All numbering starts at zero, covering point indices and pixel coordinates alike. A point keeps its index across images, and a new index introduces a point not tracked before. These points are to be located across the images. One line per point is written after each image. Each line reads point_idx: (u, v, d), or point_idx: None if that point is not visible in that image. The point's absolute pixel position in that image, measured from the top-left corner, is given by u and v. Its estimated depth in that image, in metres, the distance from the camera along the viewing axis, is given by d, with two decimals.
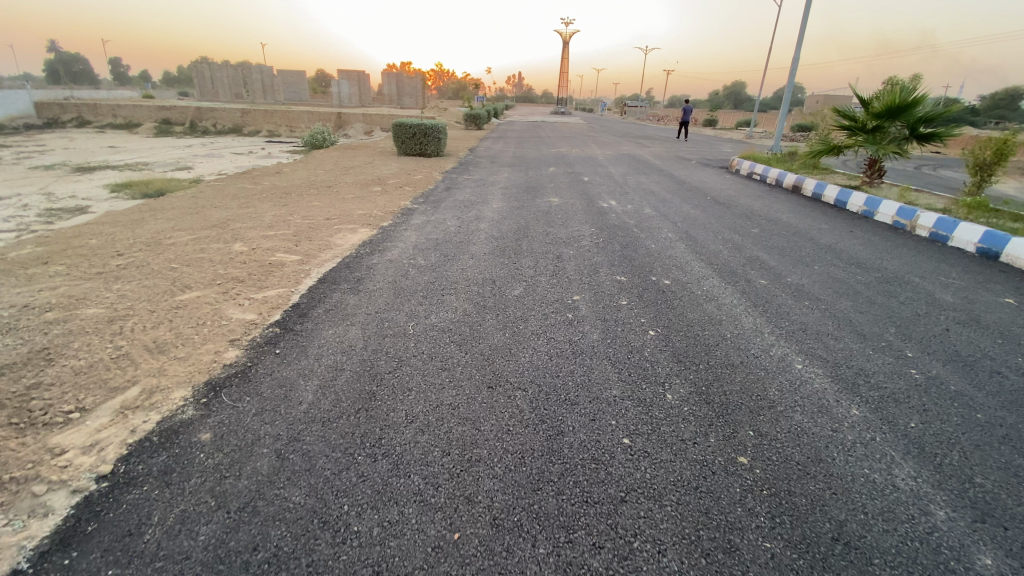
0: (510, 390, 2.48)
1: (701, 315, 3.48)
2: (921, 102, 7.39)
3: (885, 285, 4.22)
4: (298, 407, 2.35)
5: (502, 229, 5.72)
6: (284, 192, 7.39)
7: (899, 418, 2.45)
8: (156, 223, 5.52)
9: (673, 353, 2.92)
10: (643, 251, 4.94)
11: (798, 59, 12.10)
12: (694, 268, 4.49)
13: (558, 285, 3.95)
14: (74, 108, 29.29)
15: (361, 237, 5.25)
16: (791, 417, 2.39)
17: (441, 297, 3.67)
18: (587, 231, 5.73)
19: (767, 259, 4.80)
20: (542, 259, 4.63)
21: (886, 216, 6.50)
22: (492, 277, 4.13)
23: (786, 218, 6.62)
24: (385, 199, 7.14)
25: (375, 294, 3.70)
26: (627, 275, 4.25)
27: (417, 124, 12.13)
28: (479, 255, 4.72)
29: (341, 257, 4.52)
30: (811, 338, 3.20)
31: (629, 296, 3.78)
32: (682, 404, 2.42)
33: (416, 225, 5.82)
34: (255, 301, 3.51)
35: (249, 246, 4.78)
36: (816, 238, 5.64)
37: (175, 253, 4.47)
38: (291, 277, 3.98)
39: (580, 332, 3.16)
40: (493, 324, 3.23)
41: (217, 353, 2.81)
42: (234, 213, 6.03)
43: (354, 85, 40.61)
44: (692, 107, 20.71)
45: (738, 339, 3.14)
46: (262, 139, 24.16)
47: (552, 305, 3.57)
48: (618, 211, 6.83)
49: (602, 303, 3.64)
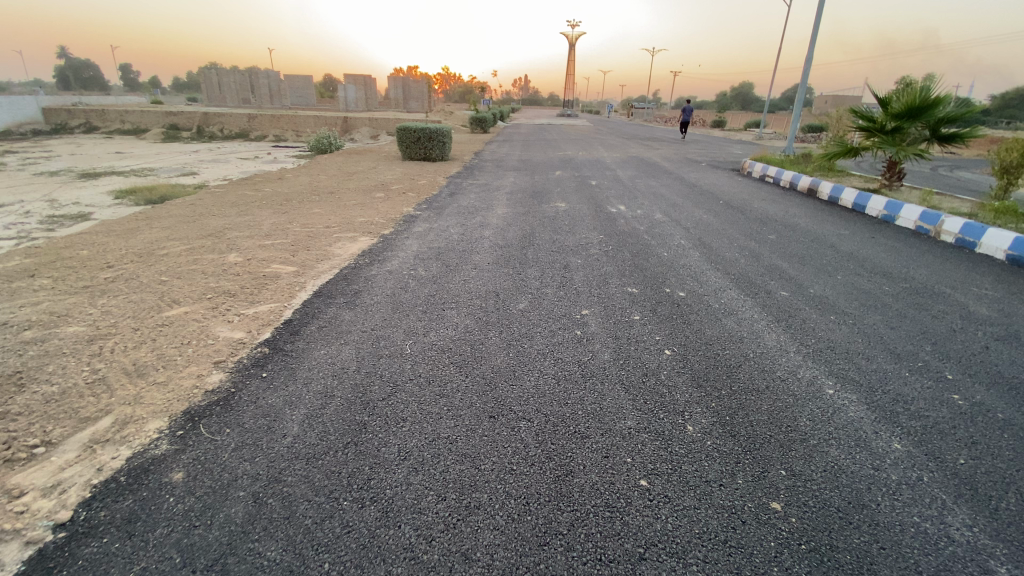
0: (514, 421, 2.26)
1: (719, 331, 3.25)
2: (942, 102, 7.08)
3: (914, 297, 3.94)
4: (281, 442, 2.14)
5: (508, 236, 5.52)
6: (285, 198, 7.25)
7: (946, 453, 2.19)
8: (151, 232, 5.37)
9: (691, 377, 2.69)
10: (655, 260, 4.71)
11: (811, 57, 11.78)
12: (710, 278, 4.25)
13: (566, 298, 3.73)
14: (82, 114, 29.51)
15: (361, 246, 5.06)
16: (826, 453, 2.15)
17: (441, 312, 3.46)
18: (595, 238, 5.51)
19: (786, 268, 4.55)
20: (549, 269, 4.41)
21: (909, 220, 6.21)
22: (496, 289, 3.92)
23: (803, 223, 6.35)
24: (387, 206, 6.97)
25: (372, 309, 3.50)
26: (639, 286, 4.03)
27: (422, 128, 11.98)
28: (483, 265, 4.52)
29: (339, 268, 4.34)
30: (840, 359, 2.94)
31: (640, 310, 3.56)
32: (704, 438, 2.19)
33: (418, 232, 5.62)
34: (244, 318, 3.33)
35: (244, 257, 4.61)
36: (836, 245, 5.38)
37: (167, 265, 4.31)
38: (285, 291, 3.80)
39: (590, 351, 2.94)
40: (496, 343, 3.01)
41: (200, 378, 2.64)
42: (231, 221, 5.87)
43: (360, 90, 40.72)
44: (694, 108, 20.52)
45: (762, 360, 2.90)
46: (268, 144, 24.19)
47: (560, 320, 3.35)
48: (627, 216, 6.60)
49: (613, 318, 3.41)
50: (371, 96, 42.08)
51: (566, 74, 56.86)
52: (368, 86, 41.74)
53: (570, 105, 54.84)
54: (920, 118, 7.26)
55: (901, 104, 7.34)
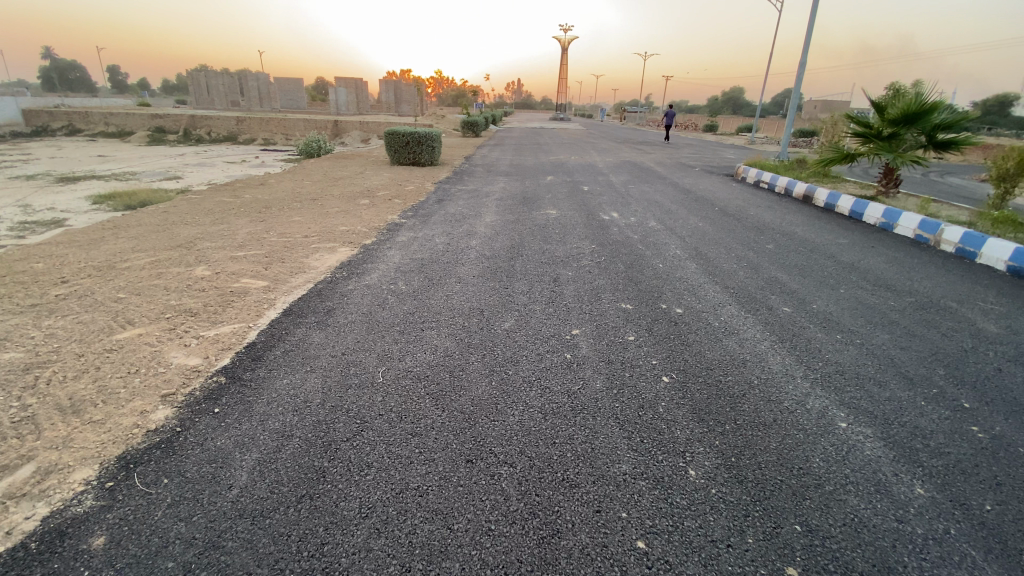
0: (494, 467, 2.00)
1: (719, 354, 3.01)
2: (939, 108, 6.92)
3: (922, 313, 3.72)
4: (226, 495, 1.88)
5: (496, 246, 5.26)
6: (265, 205, 6.96)
7: (972, 498, 1.92)
8: (116, 243, 5.07)
9: (692, 410, 2.44)
10: (649, 272, 4.48)
11: (805, 61, 11.64)
12: (706, 292, 4.02)
13: (554, 316, 3.47)
14: (66, 116, 28.99)
15: (339, 258, 4.78)
16: (844, 502, 1.90)
17: (420, 332, 3.19)
18: (587, 247, 5.27)
19: (787, 281, 4.33)
20: (537, 283, 4.17)
21: (908, 229, 6.02)
22: (480, 305, 3.65)
23: (801, 232, 6.15)
24: (371, 213, 6.71)
25: (345, 329, 3.23)
26: (632, 302, 3.79)
27: (410, 132, 11.72)
28: (467, 278, 4.25)
29: (313, 282, 4.06)
30: (851, 385, 2.71)
31: (634, 330, 3.31)
32: (709, 486, 1.94)
33: (402, 242, 5.36)
34: (203, 342, 3.06)
35: (212, 270, 4.33)
36: (836, 255, 5.17)
37: (127, 280, 4.02)
38: (251, 309, 3.52)
39: (581, 378, 2.68)
40: (477, 370, 2.74)
41: (143, 416, 2.37)
42: (204, 230, 5.58)
43: (351, 93, 40.46)
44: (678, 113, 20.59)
45: (767, 388, 2.66)
46: (257, 147, 23.86)
47: (548, 341, 3.09)
48: (620, 224, 6.37)
49: (605, 339, 3.16)
50: (362, 99, 41.77)
51: (558, 78, 56.90)
52: (359, 89, 41.46)
53: (562, 109, 54.84)
54: (916, 124, 7.10)
55: (897, 109, 7.18)
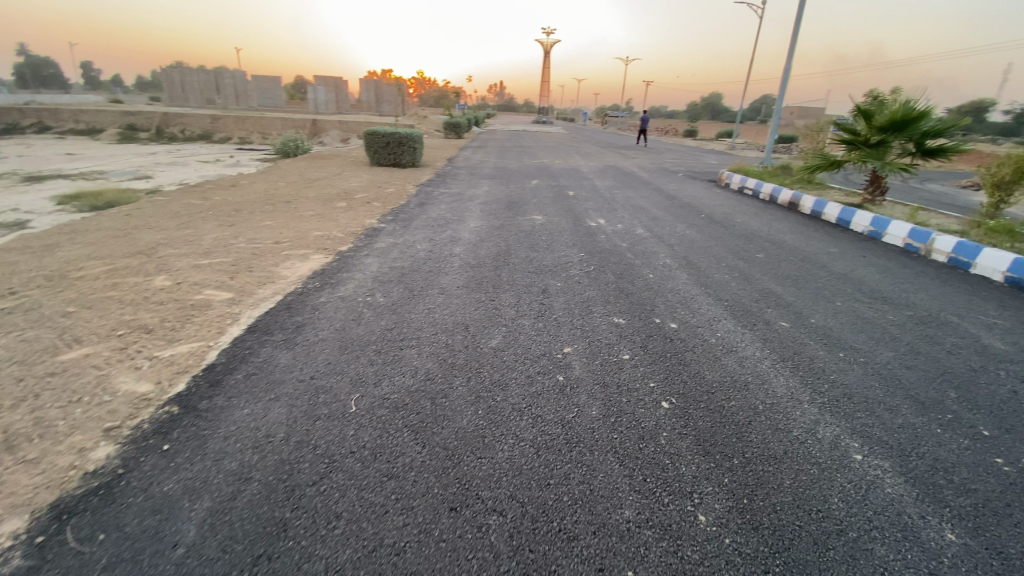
0: (481, 516, 1.76)
1: (719, 375, 2.82)
2: (927, 116, 6.92)
3: (922, 328, 3.61)
4: (170, 555, 1.61)
5: (480, 253, 5.02)
6: (236, 208, 6.60)
7: (1008, 545, 1.75)
8: (70, 249, 4.69)
9: (696, 441, 2.23)
10: (640, 283, 4.30)
11: (790, 66, 11.63)
12: (701, 304, 3.85)
13: (544, 332, 3.25)
14: (32, 112, 27.86)
15: (313, 266, 4.49)
16: (871, 552, 1.71)
17: (398, 352, 2.94)
18: (575, 256, 5.08)
19: (782, 292, 4.19)
20: (525, 294, 3.95)
21: (897, 238, 5.98)
22: (464, 320, 3.41)
23: (790, 240, 6.06)
24: (349, 217, 6.41)
25: (316, 349, 2.96)
26: (625, 315, 3.58)
27: (391, 132, 11.41)
28: (450, 289, 4.00)
29: (283, 294, 3.77)
30: (861, 412, 2.56)
31: (629, 347, 3.10)
32: (722, 534, 1.74)
33: (381, 249, 5.08)
34: (156, 364, 2.74)
35: (173, 280, 4.00)
36: (828, 265, 5.07)
37: (79, 291, 3.67)
38: (212, 325, 3.22)
39: (574, 404, 2.45)
40: (462, 396, 2.49)
41: (82, 453, 2.07)
42: (168, 235, 5.22)
43: (331, 92, 39.76)
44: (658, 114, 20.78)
45: (774, 415, 2.47)
46: (233, 146, 23.18)
47: (539, 361, 2.86)
48: (608, 231, 6.20)
49: (598, 357, 2.94)
50: (341, 98, 41.09)
51: (541, 80, 56.84)
52: (339, 88, 40.76)
53: (545, 112, 54.83)
54: (904, 132, 7.09)
55: (884, 116, 7.16)
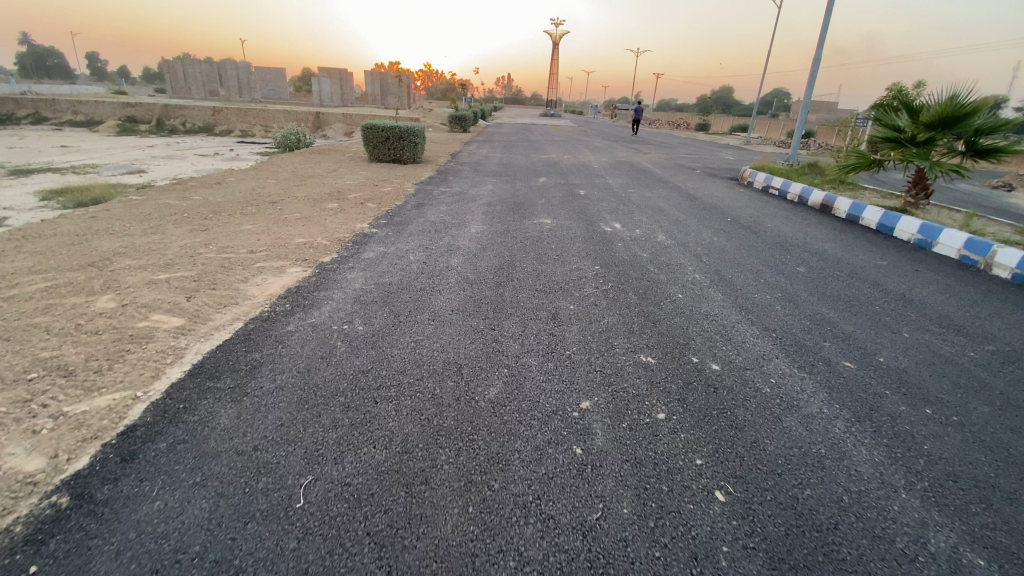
0: None
1: (781, 446, 2.17)
2: (982, 110, 6.20)
3: (1015, 369, 2.95)
4: None
5: (480, 266, 4.40)
6: (214, 210, 6.01)
7: None
8: (15, 260, 4.14)
9: (769, 562, 1.60)
10: (667, 305, 3.65)
11: (820, 57, 10.85)
12: (743, 335, 3.21)
13: (557, 377, 2.60)
14: (33, 104, 27.53)
15: (286, 281, 3.89)
16: None
17: (372, 407, 2.31)
18: (589, 269, 4.45)
19: (837, 319, 3.53)
20: (530, 320, 3.32)
21: (951, 249, 5.27)
22: (457, 358, 2.76)
23: (830, 249, 5.39)
24: (338, 221, 5.81)
25: (268, 403, 2.34)
26: (653, 352, 2.94)
27: (391, 126, 10.81)
28: (443, 314, 3.37)
29: (244, 321, 3.17)
30: (975, 505, 1.92)
31: (663, 402, 2.44)
32: None
33: (368, 260, 4.46)
34: (59, 428, 2.17)
35: (119, 300, 3.42)
36: (879, 282, 4.41)
37: (3, 317, 3.12)
38: (147, 366, 2.64)
39: (598, 497, 1.83)
40: (449, 482, 1.87)
41: None
42: (130, 243, 4.65)
43: (335, 84, 39.16)
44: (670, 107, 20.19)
45: (867, 513, 1.84)
46: (233, 140, 22.65)
47: (551, 423, 2.22)
48: (624, 238, 5.56)
49: (625, 418, 2.29)
50: (345, 91, 40.40)
51: (550, 73, 55.75)
52: (343, 80, 40.03)
53: (553, 105, 53.87)
54: (954, 128, 6.37)
55: (932, 111, 6.43)
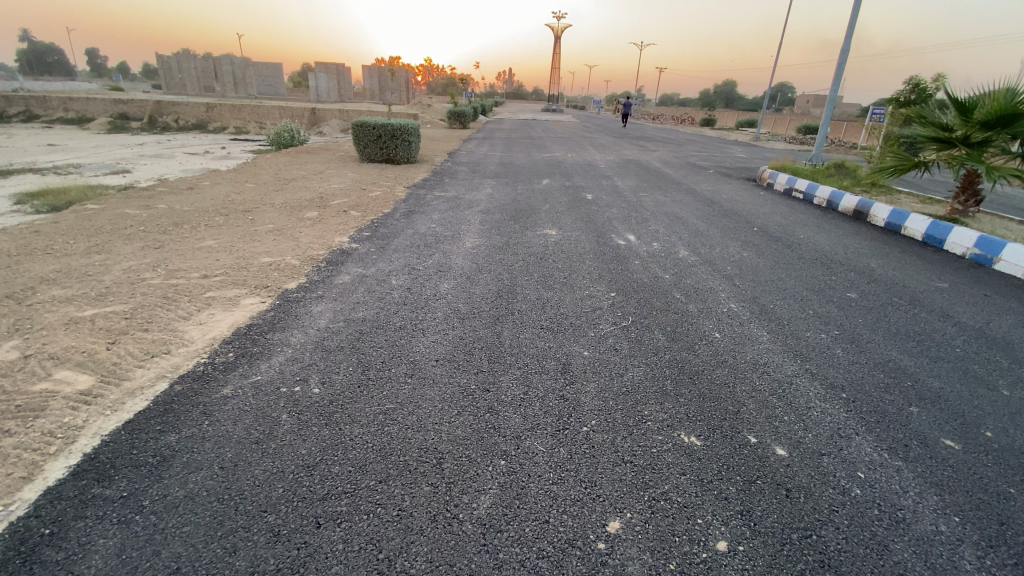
0: None
1: None
2: None
3: None
4: None
5: (475, 294, 3.73)
6: (177, 222, 5.33)
7: None
8: None
9: None
10: (704, 350, 2.96)
11: (847, 49, 10.13)
12: (806, 397, 2.52)
13: (572, 475, 1.91)
14: (24, 101, 26.93)
15: (238, 318, 3.21)
16: None
17: (310, 539, 1.62)
18: (603, 297, 3.76)
19: (914, 370, 2.84)
20: (535, 376, 2.63)
21: (1016, 267, 4.57)
22: (438, 443, 2.07)
23: (878, 267, 4.69)
24: (314, 233, 5.13)
25: (168, 527, 1.66)
26: (697, 427, 2.24)
27: (383, 124, 10.11)
28: (424, 366, 2.68)
29: (170, 381, 2.49)
30: None
31: (721, 518, 1.75)
32: None
33: (342, 286, 3.78)
34: None
35: (22, 349, 2.74)
36: (947, 312, 3.72)
37: None
38: (22, 458, 1.96)
39: None
40: None
41: None
42: (65, 266, 3.96)
43: (333, 80, 38.37)
44: None
45: None
46: (226, 137, 21.97)
47: (566, 568, 1.54)
48: (642, 254, 4.86)
49: (672, 553, 1.60)
50: (343, 86, 39.56)
51: (551, 67, 54.83)
52: (342, 75, 39.24)
53: (556, 101, 53.11)
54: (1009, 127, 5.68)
55: (985, 109, 5.74)
